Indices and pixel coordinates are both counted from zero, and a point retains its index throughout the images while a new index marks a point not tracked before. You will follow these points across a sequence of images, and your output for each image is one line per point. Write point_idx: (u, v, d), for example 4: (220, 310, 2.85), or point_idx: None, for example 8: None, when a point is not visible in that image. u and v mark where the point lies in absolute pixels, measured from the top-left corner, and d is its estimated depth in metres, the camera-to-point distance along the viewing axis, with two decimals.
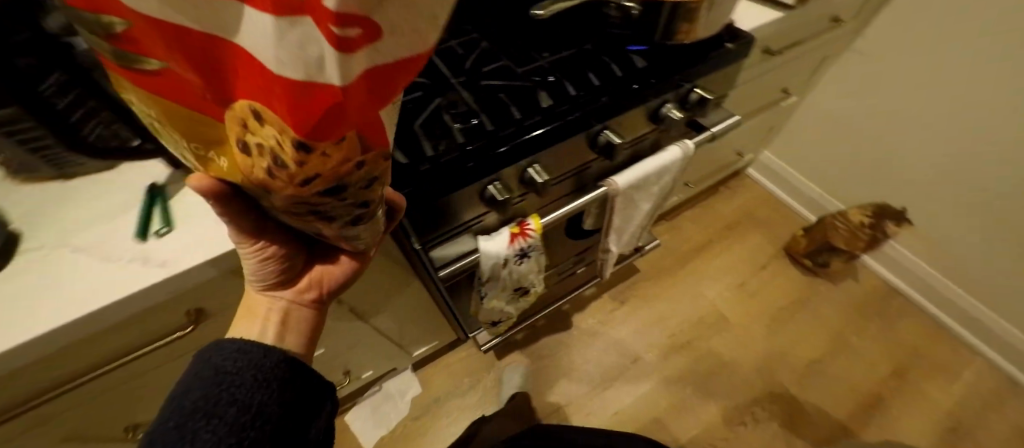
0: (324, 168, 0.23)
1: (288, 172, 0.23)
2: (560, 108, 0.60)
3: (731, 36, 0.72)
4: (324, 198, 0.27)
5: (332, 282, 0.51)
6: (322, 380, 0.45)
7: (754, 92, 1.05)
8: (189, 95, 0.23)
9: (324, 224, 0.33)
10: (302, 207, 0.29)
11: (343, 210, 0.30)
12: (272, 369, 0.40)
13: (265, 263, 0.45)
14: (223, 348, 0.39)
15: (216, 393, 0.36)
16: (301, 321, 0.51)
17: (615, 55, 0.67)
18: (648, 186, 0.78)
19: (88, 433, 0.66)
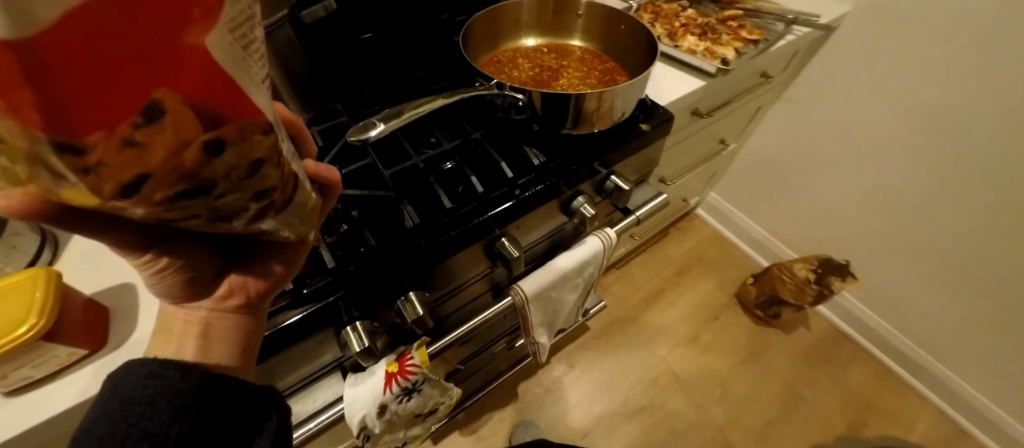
0: (147, 172, 0.16)
1: (107, 178, 0.15)
2: (432, 225, 0.48)
3: (646, 114, 0.63)
4: (199, 187, 0.18)
5: (268, 292, 0.36)
6: (273, 394, 0.34)
7: (689, 149, 0.99)
8: None
9: (226, 216, 0.23)
10: (177, 213, 0.20)
11: (245, 198, 0.22)
12: (197, 393, 0.28)
13: (164, 277, 0.30)
14: (131, 369, 0.28)
15: (122, 431, 0.26)
16: (229, 339, 0.34)
17: (508, 148, 0.56)
18: (568, 282, 0.67)
19: None
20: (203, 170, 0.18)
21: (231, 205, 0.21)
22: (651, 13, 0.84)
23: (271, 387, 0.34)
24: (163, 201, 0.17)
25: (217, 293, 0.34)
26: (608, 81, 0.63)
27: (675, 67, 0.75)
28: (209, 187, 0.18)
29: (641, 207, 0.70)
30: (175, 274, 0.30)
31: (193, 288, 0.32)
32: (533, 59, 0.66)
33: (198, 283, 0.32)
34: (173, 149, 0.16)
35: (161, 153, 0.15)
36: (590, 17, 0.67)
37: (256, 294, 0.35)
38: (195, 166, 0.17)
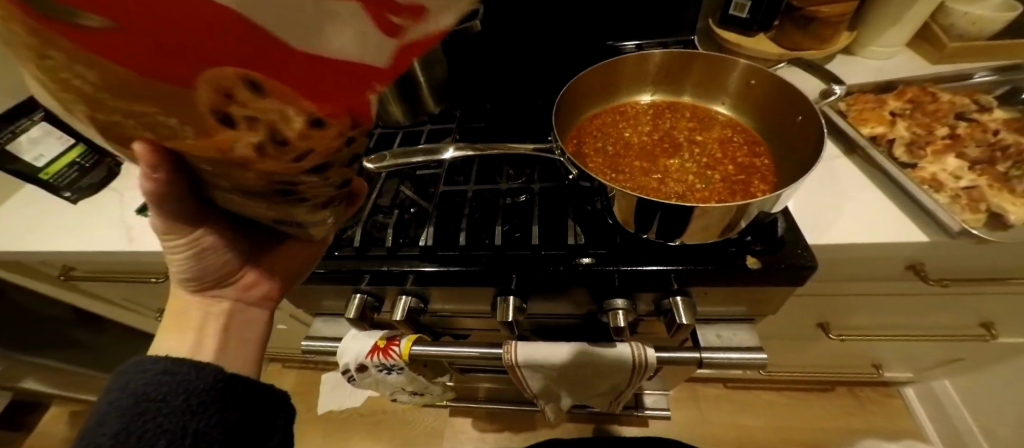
0: (319, 153, 0.18)
1: (286, 144, 0.16)
2: (439, 252, 0.50)
3: (765, 245, 0.45)
4: (323, 171, 0.20)
5: (284, 281, 0.44)
6: (277, 392, 0.37)
7: (893, 310, 0.67)
8: (163, 57, 0.12)
9: (304, 200, 0.24)
10: (266, 189, 0.21)
11: (327, 186, 0.23)
12: (208, 388, 0.32)
13: (204, 257, 0.37)
14: (145, 366, 0.32)
15: (138, 426, 0.29)
16: (250, 325, 0.42)
17: (555, 214, 0.51)
18: (576, 373, 0.58)
19: (132, 308, 0.96)
20: (342, 158, 0.20)
21: (317, 189, 0.23)
22: (906, 101, 0.56)
23: (276, 386, 0.37)
24: (301, 174, 0.19)
25: (242, 280, 0.41)
26: (734, 196, 0.46)
27: (890, 193, 0.49)
28: (331, 170, 0.21)
29: (712, 350, 0.52)
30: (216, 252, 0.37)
31: (218, 276, 0.39)
32: (662, 122, 0.56)
33: (234, 264, 0.40)
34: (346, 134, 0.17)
35: (329, 139, 0.17)
36: (762, 90, 0.51)
37: (272, 283, 0.43)
38: (341, 154, 0.20)
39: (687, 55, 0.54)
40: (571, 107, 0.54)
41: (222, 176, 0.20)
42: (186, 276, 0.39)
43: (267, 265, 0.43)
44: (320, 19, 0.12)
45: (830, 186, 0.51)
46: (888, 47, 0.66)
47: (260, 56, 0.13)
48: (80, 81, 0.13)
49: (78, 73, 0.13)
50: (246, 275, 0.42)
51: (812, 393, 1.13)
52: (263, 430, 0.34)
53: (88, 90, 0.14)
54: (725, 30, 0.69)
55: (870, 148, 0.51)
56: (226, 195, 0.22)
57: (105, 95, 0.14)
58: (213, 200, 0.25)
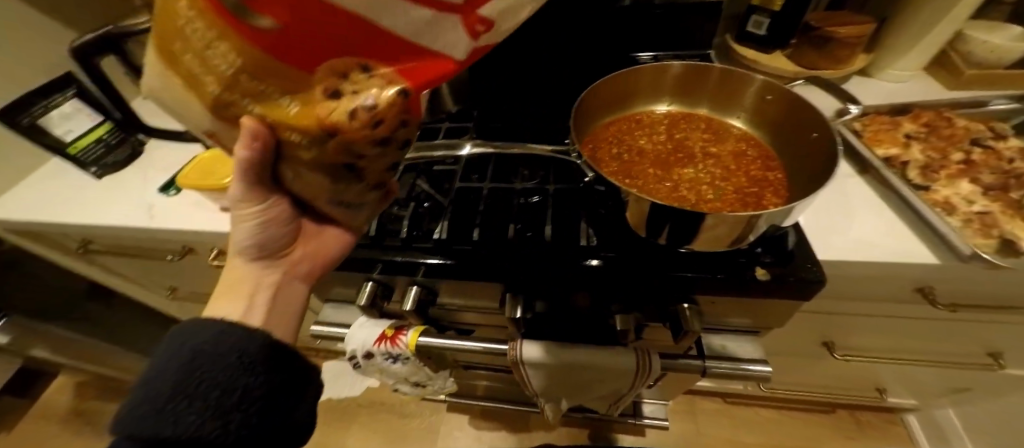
0: (389, 129, 0.24)
1: (372, 109, 0.22)
2: (452, 246, 0.51)
3: (775, 257, 0.46)
4: (389, 147, 0.26)
5: (326, 261, 0.49)
6: (306, 362, 0.43)
7: (898, 331, 0.67)
8: (300, 48, 0.19)
9: (359, 176, 0.30)
10: (340, 163, 0.27)
11: (379, 165, 0.29)
12: (258, 350, 0.38)
13: (267, 228, 0.43)
14: (202, 328, 0.38)
15: (199, 376, 0.35)
16: (292, 299, 0.47)
17: (568, 216, 0.52)
18: (578, 375, 0.59)
19: (144, 285, 0.98)
20: (402, 140, 0.27)
21: (376, 167, 0.30)
22: (922, 124, 0.56)
23: (307, 356, 0.43)
24: (372, 146, 0.25)
25: (294, 254, 0.47)
26: (746, 207, 0.47)
27: (902, 215, 0.49)
28: (392, 149, 0.27)
29: (716, 359, 0.53)
30: (278, 225, 0.43)
31: (276, 246, 0.46)
32: (678, 131, 0.57)
33: (287, 240, 0.46)
34: (411, 110, 0.24)
35: (399, 112, 0.23)
36: (779, 106, 0.52)
37: (316, 261, 0.48)
38: (403, 135, 0.26)
39: (706, 68, 0.55)
40: (588, 112, 0.55)
41: (304, 151, 0.26)
42: (250, 245, 0.45)
43: (313, 244, 0.48)
44: (421, 25, 0.20)
45: (842, 204, 0.51)
46: (905, 71, 0.66)
47: (369, 46, 0.20)
48: (243, 73, 0.21)
49: (243, 67, 0.20)
50: (295, 251, 0.47)
51: (812, 413, 1.13)
52: (295, 392, 0.41)
53: (238, 81, 0.21)
54: (743, 46, 0.70)
55: (882, 169, 0.51)
56: (306, 169, 0.29)
57: (258, 81, 0.21)
58: (289, 176, 0.32)
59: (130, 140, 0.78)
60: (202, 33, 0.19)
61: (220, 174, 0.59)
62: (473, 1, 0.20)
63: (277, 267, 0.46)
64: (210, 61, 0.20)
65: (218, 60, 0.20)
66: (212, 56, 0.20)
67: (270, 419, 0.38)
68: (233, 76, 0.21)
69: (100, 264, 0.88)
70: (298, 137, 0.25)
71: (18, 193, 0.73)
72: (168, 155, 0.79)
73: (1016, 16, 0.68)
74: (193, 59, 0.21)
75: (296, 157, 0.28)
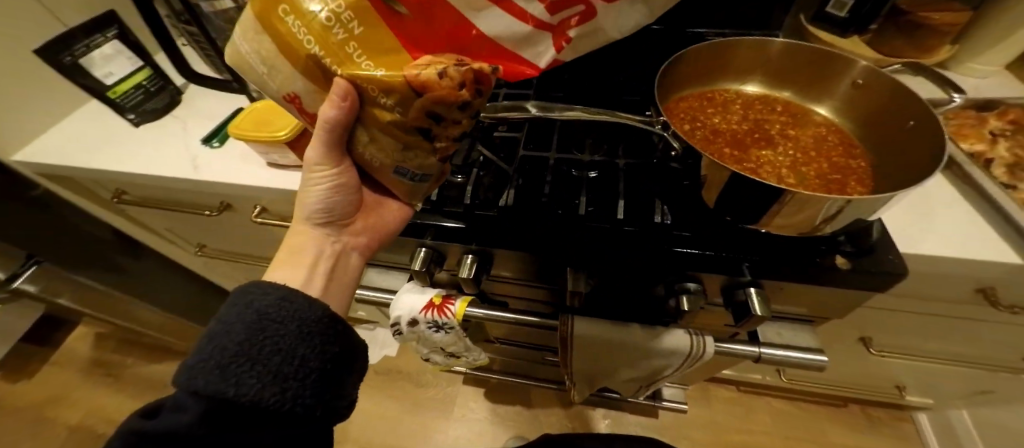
0: (464, 96, 0.30)
1: (461, 71, 0.29)
2: (518, 214, 0.49)
3: (856, 247, 0.44)
4: (457, 113, 0.32)
5: (383, 235, 0.50)
6: (354, 342, 0.42)
7: (941, 332, 0.67)
8: (413, 28, 0.29)
9: (429, 147, 0.35)
10: (413, 124, 0.32)
11: (450, 134, 0.35)
12: (316, 321, 0.38)
13: (336, 194, 0.45)
14: (266, 291, 0.38)
15: (260, 340, 0.35)
16: (348, 272, 0.49)
17: (638, 192, 0.51)
18: (624, 356, 0.59)
19: (173, 240, 0.98)
20: (468, 111, 0.33)
21: (442, 133, 0.34)
22: (1008, 121, 0.54)
23: (357, 337, 0.43)
24: (447, 109, 0.31)
25: (354, 225, 0.49)
26: (829, 193, 0.45)
27: (985, 213, 0.47)
28: (457, 117, 0.33)
29: (772, 347, 0.52)
30: (345, 191, 0.45)
31: (341, 213, 0.47)
32: (753, 112, 0.55)
33: (350, 209, 0.47)
34: (487, 83, 0.32)
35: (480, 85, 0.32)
36: (874, 90, 0.49)
37: (375, 234, 0.49)
38: (469, 107, 0.32)
39: (798, 48, 0.53)
40: (669, 83, 0.53)
41: (387, 114, 0.32)
42: (316, 209, 0.46)
43: (373, 216, 0.49)
44: (512, 28, 0.32)
45: (921, 199, 0.50)
46: (989, 65, 0.63)
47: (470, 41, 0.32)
48: (354, 42, 0.28)
49: (359, 37, 0.28)
50: (355, 222, 0.49)
51: (824, 407, 1.14)
52: (344, 369, 0.40)
53: (346, 45, 0.28)
54: (817, 28, 0.66)
55: (968, 164, 0.50)
56: (381, 129, 0.34)
57: (364, 51, 0.28)
58: (366, 136, 0.35)
59: (169, 88, 0.76)
60: (332, 7, 0.27)
61: (275, 126, 0.57)
62: (559, 24, 0.35)
63: (335, 237, 0.48)
64: (327, 25, 0.27)
65: (336, 28, 0.27)
66: (337, 27, 0.27)
67: (323, 393, 0.37)
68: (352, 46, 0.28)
69: (132, 215, 0.87)
70: (385, 100, 0.31)
71: (55, 134, 0.71)
72: (209, 106, 0.76)
73: None
74: (306, 29, 0.27)
75: (377, 120, 0.33)
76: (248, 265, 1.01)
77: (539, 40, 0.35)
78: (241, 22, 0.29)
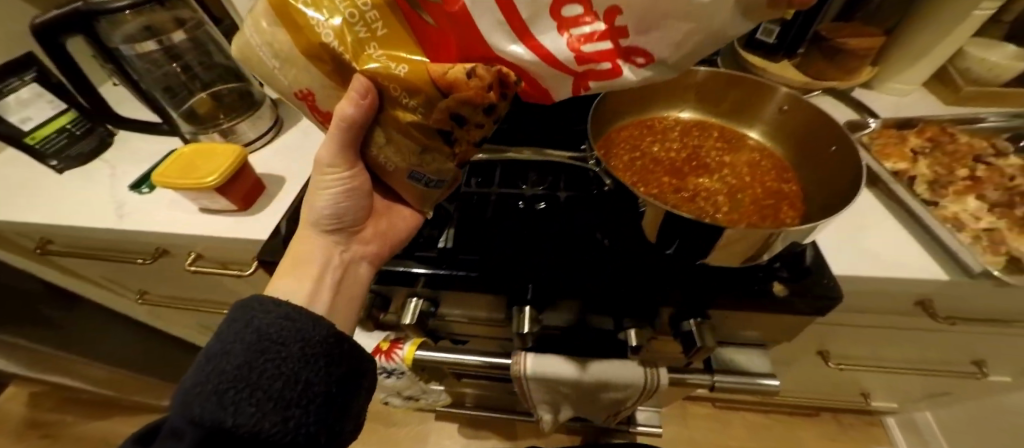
0: (488, 99, 0.29)
1: (486, 72, 0.28)
2: (460, 256, 0.48)
3: (792, 272, 0.45)
4: (480, 116, 0.32)
5: (395, 241, 0.49)
6: (363, 362, 0.40)
7: (891, 341, 0.68)
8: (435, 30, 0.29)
9: (449, 150, 0.35)
10: (435, 124, 0.32)
11: (471, 139, 0.34)
12: (322, 341, 0.36)
13: (347, 198, 0.44)
14: (268, 308, 0.36)
15: (260, 363, 0.33)
16: (356, 284, 0.47)
17: (578, 225, 0.50)
18: (581, 390, 0.57)
19: (110, 289, 0.91)
20: (490, 114, 0.32)
21: (464, 135, 0.34)
22: (926, 139, 0.56)
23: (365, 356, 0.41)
24: (468, 110, 0.31)
25: (364, 231, 0.48)
26: (762, 221, 0.45)
27: (912, 231, 0.49)
28: (480, 121, 0.32)
29: (725, 374, 0.52)
30: (356, 195, 0.44)
31: (350, 219, 0.46)
32: (691, 138, 0.56)
33: (359, 216, 0.46)
34: (513, 91, 0.30)
35: (499, 94, 0.29)
36: (797, 116, 0.51)
37: (385, 241, 0.48)
38: (491, 111, 0.31)
39: (724, 76, 0.55)
40: (605, 115, 0.54)
41: (408, 114, 0.33)
42: (326, 215, 0.45)
43: (384, 222, 0.48)
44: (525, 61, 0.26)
45: (853, 219, 0.51)
46: (907, 84, 0.67)
47: (488, 56, 0.28)
48: (375, 42, 0.30)
49: (381, 38, 0.30)
50: (365, 230, 0.48)
51: (797, 416, 1.15)
52: (349, 391, 0.38)
53: (366, 43, 0.30)
54: (750, 54, 0.70)
55: (893, 183, 0.51)
56: (401, 127, 0.34)
57: (384, 50, 0.30)
58: (385, 133, 0.36)
59: (97, 131, 0.72)
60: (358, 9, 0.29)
61: (204, 170, 0.54)
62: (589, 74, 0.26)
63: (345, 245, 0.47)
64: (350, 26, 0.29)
65: (360, 28, 0.29)
66: (362, 30, 0.29)
67: (326, 417, 0.35)
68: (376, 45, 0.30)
69: (59, 266, 0.81)
70: (406, 101, 0.31)
71: None
72: (140, 149, 0.73)
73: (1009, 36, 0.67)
74: (329, 27, 0.29)
75: (396, 121, 0.34)
76: (194, 311, 0.95)
77: (558, 79, 0.27)
78: (258, 16, 0.32)
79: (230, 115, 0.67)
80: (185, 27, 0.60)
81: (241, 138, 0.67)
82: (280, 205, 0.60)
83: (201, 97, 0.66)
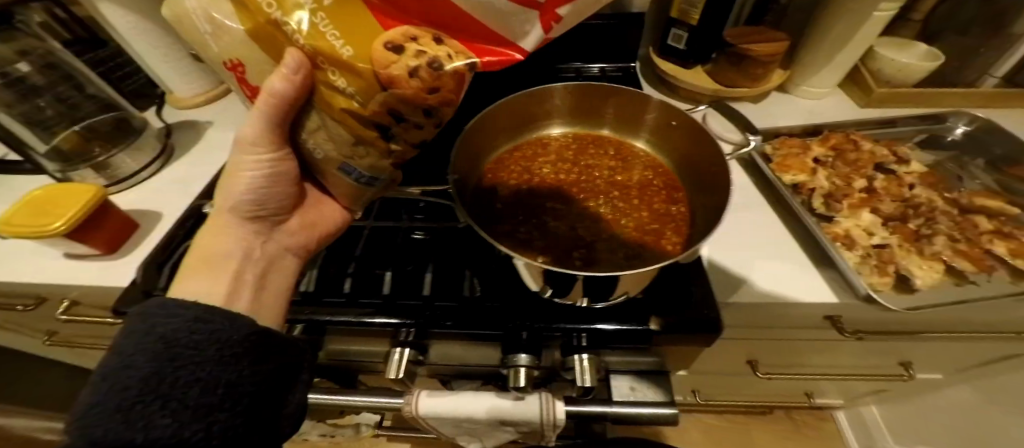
0: (438, 94, 0.30)
1: (439, 69, 0.28)
2: (323, 300, 0.44)
3: (670, 304, 0.42)
4: (420, 116, 0.31)
5: (325, 234, 0.46)
6: (296, 356, 0.36)
7: (818, 351, 0.67)
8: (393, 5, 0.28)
9: (384, 148, 0.33)
10: (377, 117, 0.30)
11: (408, 138, 0.33)
12: (247, 341, 0.32)
13: (269, 185, 0.40)
14: (172, 312, 0.31)
15: (170, 372, 0.28)
16: (282, 275, 0.42)
17: (454, 261, 0.47)
18: (483, 425, 0.54)
19: (13, 336, 0.85)
20: (435, 111, 0.31)
21: (401, 132, 0.33)
22: (829, 147, 0.54)
23: (300, 349, 0.37)
24: (416, 103, 0.30)
25: (289, 223, 0.44)
26: (641, 252, 0.42)
27: (804, 250, 0.46)
28: (426, 117, 0.32)
29: (622, 404, 0.48)
30: (282, 181, 0.41)
31: (275, 207, 0.42)
32: (585, 157, 0.54)
33: (283, 206, 0.43)
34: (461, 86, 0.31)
35: (449, 78, 0.29)
36: (682, 132, 0.48)
37: (313, 232, 0.45)
38: (437, 106, 0.31)
39: (603, 89, 0.51)
40: (486, 138, 0.51)
41: (344, 101, 0.30)
42: (245, 201, 0.40)
43: (312, 214, 0.45)
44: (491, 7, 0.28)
45: (747, 238, 0.48)
46: (820, 88, 0.65)
47: (454, 15, 0.29)
48: (323, 12, 0.26)
49: (327, 8, 0.26)
50: (293, 220, 0.44)
51: (753, 417, 1.15)
52: (283, 387, 0.34)
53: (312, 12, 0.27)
54: (665, 59, 0.68)
55: (788, 197, 0.49)
56: (334, 117, 0.32)
57: (331, 21, 0.27)
58: (315, 123, 0.34)
59: None
60: None
61: (52, 214, 0.49)
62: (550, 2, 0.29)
63: (268, 238, 0.43)
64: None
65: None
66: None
67: (259, 418, 0.31)
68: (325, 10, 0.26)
69: None
70: (343, 85, 0.29)
71: None
72: None
73: (925, 35, 0.69)
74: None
75: (329, 107, 0.31)
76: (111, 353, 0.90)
77: (525, 15, 0.29)
78: None
79: (108, 146, 0.61)
80: (31, 58, 0.56)
81: (121, 171, 0.61)
82: (152, 246, 0.55)
83: (69, 133, 0.59)
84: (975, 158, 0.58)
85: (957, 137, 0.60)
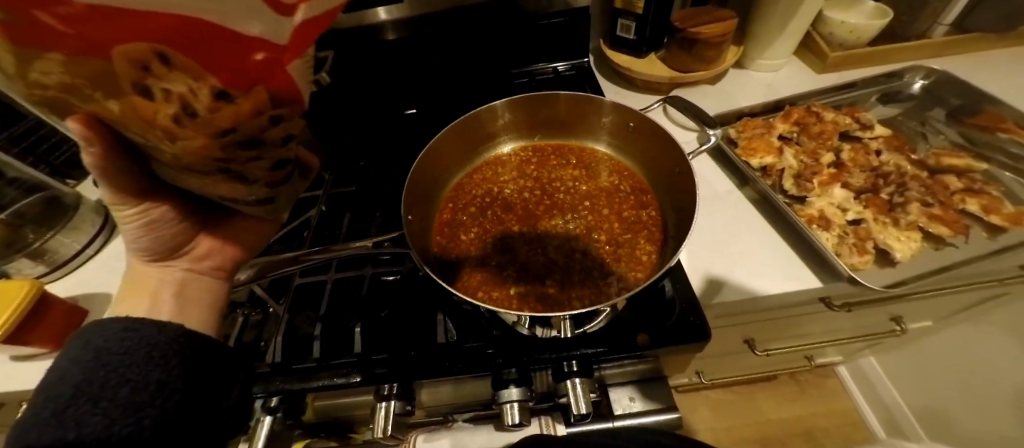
0: (240, 125, 0.20)
1: (214, 104, 0.18)
2: (292, 367, 0.41)
3: (656, 316, 0.40)
4: (247, 150, 0.22)
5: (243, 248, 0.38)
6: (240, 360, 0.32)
7: (811, 320, 0.66)
8: (83, 45, 0.15)
9: (245, 189, 0.25)
10: (203, 166, 0.22)
11: (260, 171, 0.24)
12: (182, 343, 0.28)
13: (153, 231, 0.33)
14: (104, 325, 0.27)
15: (99, 376, 0.25)
16: (210, 294, 0.36)
17: (426, 305, 0.45)
18: None
19: None
20: (262, 134, 0.22)
21: (248, 168, 0.24)
22: (792, 123, 0.54)
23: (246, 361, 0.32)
24: (229, 144, 0.21)
25: (194, 250, 0.36)
26: (618, 266, 0.41)
27: (778, 230, 0.45)
28: (259, 144, 0.22)
29: (622, 418, 0.46)
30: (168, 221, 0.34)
31: (168, 244, 0.35)
32: (546, 170, 0.52)
33: (180, 238, 0.35)
34: (265, 101, 0.20)
35: (243, 110, 0.19)
36: (644, 134, 0.47)
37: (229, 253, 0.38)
38: (257, 133, 0.21)
39: (550, 96, 0.49)
40: (435, 170, 0.48)
41: (159, 152, 0.21)
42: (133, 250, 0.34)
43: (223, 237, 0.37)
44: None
45: (727, 227, 0.46)
46: (775, 58, 0.63)
47: (174, 33, 0.15)
48: (35, 74, 0.16)
49: (32, 70, 0.15)
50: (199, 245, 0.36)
51: (758, 385, 1.15)
52: (224, 384, 0.30)
53: (32, 80, 0.16)
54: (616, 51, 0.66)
55: (759, 182, 0.48)
56: (171, 172, 0.24)
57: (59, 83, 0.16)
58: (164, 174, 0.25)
59: None
60: None
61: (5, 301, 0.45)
62: None
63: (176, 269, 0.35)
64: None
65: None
66: None
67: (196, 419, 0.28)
68: (25, 75, 0.16)
69: None
70: (138, 134, 0.20)
71: None
72: None
73: None
74: None
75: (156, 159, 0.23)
76: None
77: None
78: None
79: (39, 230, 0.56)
80: None
81: (60, 254, 0.57)
82: None
83: None
84: (933, 108, 0.59)
85: (914, 91, 0.60)
